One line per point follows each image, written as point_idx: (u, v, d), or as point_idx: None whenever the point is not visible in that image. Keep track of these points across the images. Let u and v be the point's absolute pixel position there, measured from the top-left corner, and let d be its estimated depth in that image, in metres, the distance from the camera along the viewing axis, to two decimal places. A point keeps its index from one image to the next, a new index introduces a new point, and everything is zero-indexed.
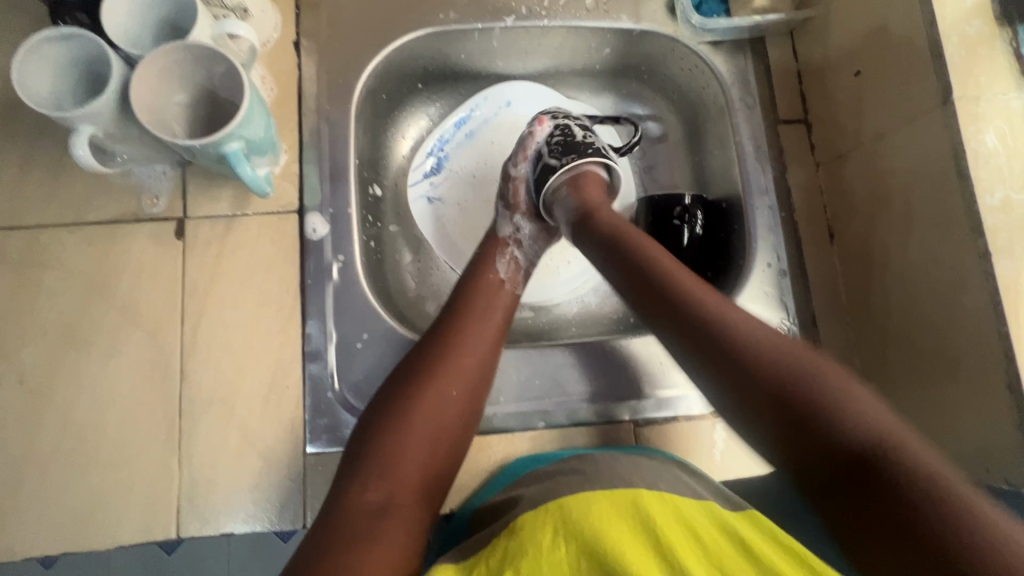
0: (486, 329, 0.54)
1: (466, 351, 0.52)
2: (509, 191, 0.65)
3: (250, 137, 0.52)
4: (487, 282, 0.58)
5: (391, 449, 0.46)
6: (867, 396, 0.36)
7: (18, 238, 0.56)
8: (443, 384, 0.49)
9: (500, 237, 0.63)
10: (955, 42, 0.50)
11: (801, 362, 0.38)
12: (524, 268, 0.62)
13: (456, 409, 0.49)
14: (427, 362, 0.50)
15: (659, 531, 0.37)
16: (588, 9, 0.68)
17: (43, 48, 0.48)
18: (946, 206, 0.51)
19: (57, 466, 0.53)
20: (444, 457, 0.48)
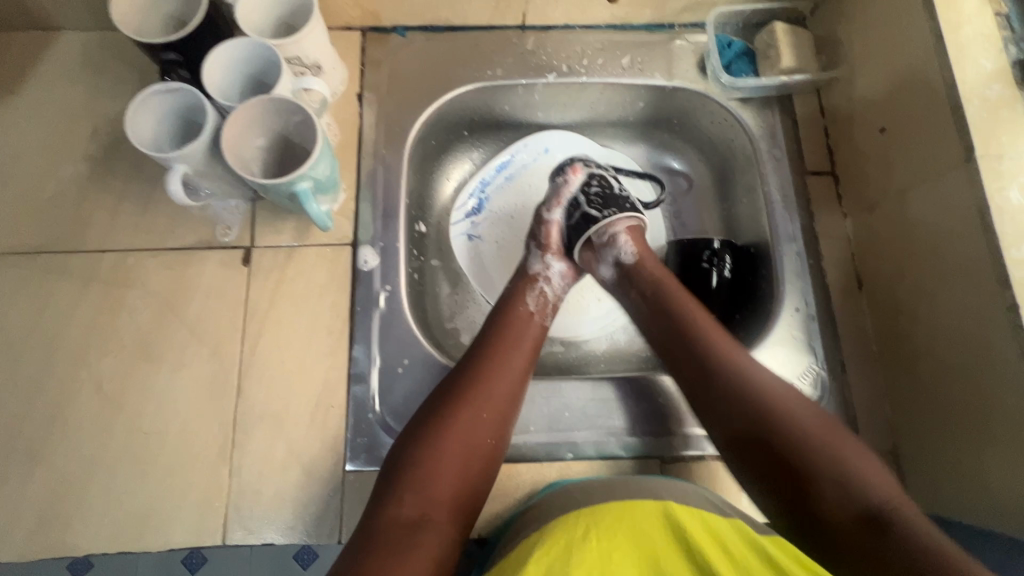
0: (518, 357, 0.58)
1: (500, 376, 0.55)
2: (541, 232, 0.68)
3: (318, 178, 0.58)
4: (518, 312, 0.62)
5: (427, 467, 0.49)
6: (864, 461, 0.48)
7: (108, 260, 0.63)
8: (477, 408, 0.53)
9: (532, 276, 0.66)
10: (975, 105, 0.53)
11: (816, 434, 0.49)
12: (552, 303, 0.65)
13: (488, 431, 0.53)
14: (463, 386, 0.54)
15: (690, 540, 0.43)
16: (625, 67, 0.74)
17: (152, 99, 0.57)
18: (973, 258, 0.53)
19: (122, 467, 0.58)
20: (476, 477, 0.51)
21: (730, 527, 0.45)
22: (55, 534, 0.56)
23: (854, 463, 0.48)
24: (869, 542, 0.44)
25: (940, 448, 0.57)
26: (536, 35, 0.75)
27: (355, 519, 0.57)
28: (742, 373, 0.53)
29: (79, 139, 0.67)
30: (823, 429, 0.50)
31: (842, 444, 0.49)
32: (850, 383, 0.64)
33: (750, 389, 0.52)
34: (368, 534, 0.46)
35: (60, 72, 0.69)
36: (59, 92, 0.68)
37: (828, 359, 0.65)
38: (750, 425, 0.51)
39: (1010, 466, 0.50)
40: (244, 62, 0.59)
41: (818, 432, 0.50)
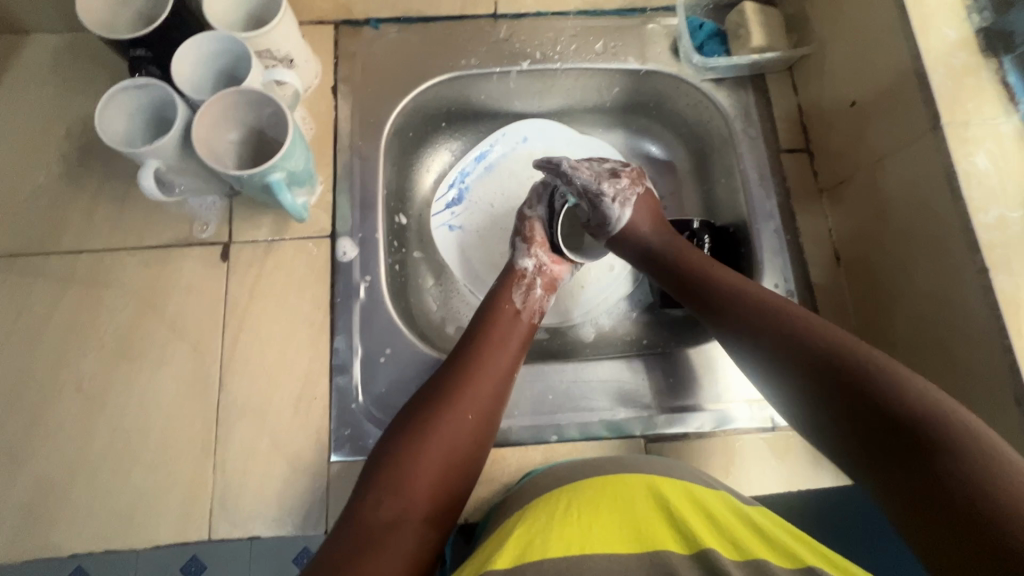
0: (502, 359, 0.58)
1: (483, 373, 0.56)
2: (524, 227, 0.69)
3: (293, 169, 0.58)
4: (504, 311, 0.62)
5: (406, 469, 0.49)
6: (914, 380, 0.43)
7: (86, 260, 0.63)
8: (460, 410, 0.53)
9: (521, 273, 0.66)
10: (941, 73, 0.54)
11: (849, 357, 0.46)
12: (540, 301, 0.66)
13: (471, 433, 0.53)
14: (447, 388, 0.54)
15: (673, 506, 0.43)
16: (598, 52, 0.74)
17: (121, 96, 0.56)
18: (944, 225, 0.53)
19: (106, 467, 0.57)
20: (456, 479, 0.51)
21: (714, 496, 0.45)
22: (40, 535, 0.56)
23: (919, 391, 0.42)
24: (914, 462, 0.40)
25: None
26: (508, 24, 0.75)
27: (342, 510, 0.57)
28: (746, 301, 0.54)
29: (52, 141, 0.67)
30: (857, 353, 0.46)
31: (876, 352, 0.46)
32: None
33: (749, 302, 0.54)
34: (346, 534, 0.46)
35: (32, 74, 0.69)
36: (31, 93, 0.68)
37: None
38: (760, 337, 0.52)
39: (986, 428, 0.51)
40: (213, 56, 0.59)
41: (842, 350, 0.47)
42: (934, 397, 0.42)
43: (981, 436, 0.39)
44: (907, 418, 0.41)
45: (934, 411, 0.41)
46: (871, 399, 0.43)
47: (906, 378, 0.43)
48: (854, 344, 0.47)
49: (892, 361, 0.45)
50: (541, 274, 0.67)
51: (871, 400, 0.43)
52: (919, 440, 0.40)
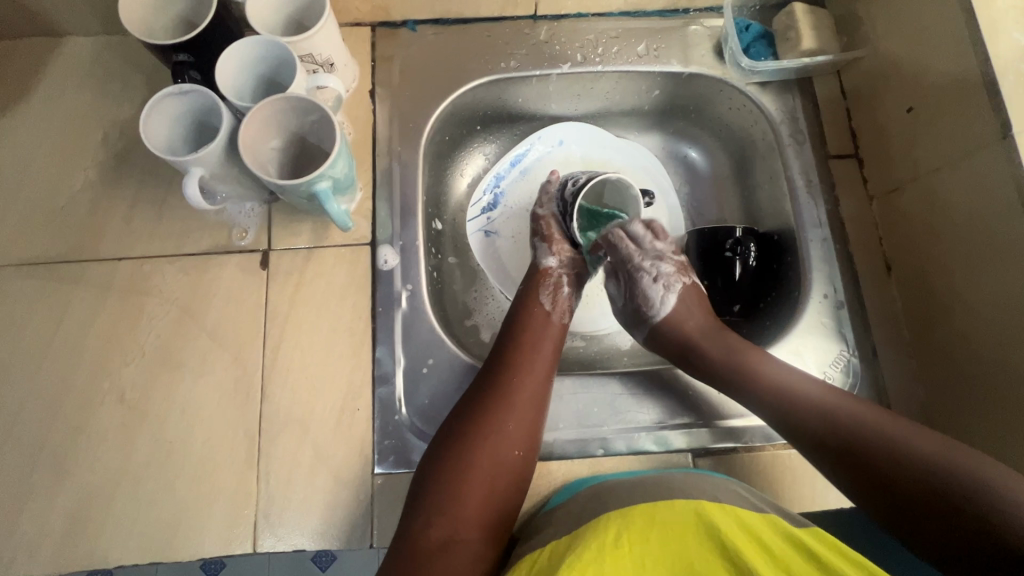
0: (538, 367, 0.57)
1: (521, 385, 0.55)
2: (542, 226, 0.69)
3: (337, 177, 0.57)
4: (538, 318, 0.61)
5: (453, 487, 0.49)
6: (1016, 491, 0.43)
7: (126, 267, 0.63)
8: (499, 424, 0.52)
9: (546, 271, 0.65)
10: (1011, 79, 0.52)
11: (941, 459, 0.46)
12: (571, 298, 0.64)
13: (513, 445, 0.52)
14: (485, 402, 0.53)
15: (726, 541, 0.42)
16: (640, 55, 0.73)
17: (164, 102, 0.55)
18: (1013, 238, 0.51)
19: (149, 478, 0.57)
20: (505, 492, 0.51)
21: (768, 526, 0.44)
22: (84, 547, 0.55)
23: (1005, 486, 0.43)
24: None
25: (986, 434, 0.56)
26: (548, 25, 0.73)
27: (386, 523, 0.56)
28: (805, 395, 0.53)
29: (89, 146, 0.66)
30: (943, 451, 0.46)
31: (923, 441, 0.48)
32: (882, 369, 0.63)
33: (806, 402, 0.52)
34: (400, 558, 0.45)
35: (68, 77, 0.68)
36: (68, 98, 0.67)
37: (859, 346, 0.63)
38: (824, 436, 0.51)
39: None
40: (257, 61, 0.57)
41: (932, 451, 0.47)
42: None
43: None
44: (1018, 540, 0.41)
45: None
46: (976, 512, 0.43)
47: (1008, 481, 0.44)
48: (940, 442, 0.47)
49: (984, 464, 0.45)
50: (565, 270, 0.66)
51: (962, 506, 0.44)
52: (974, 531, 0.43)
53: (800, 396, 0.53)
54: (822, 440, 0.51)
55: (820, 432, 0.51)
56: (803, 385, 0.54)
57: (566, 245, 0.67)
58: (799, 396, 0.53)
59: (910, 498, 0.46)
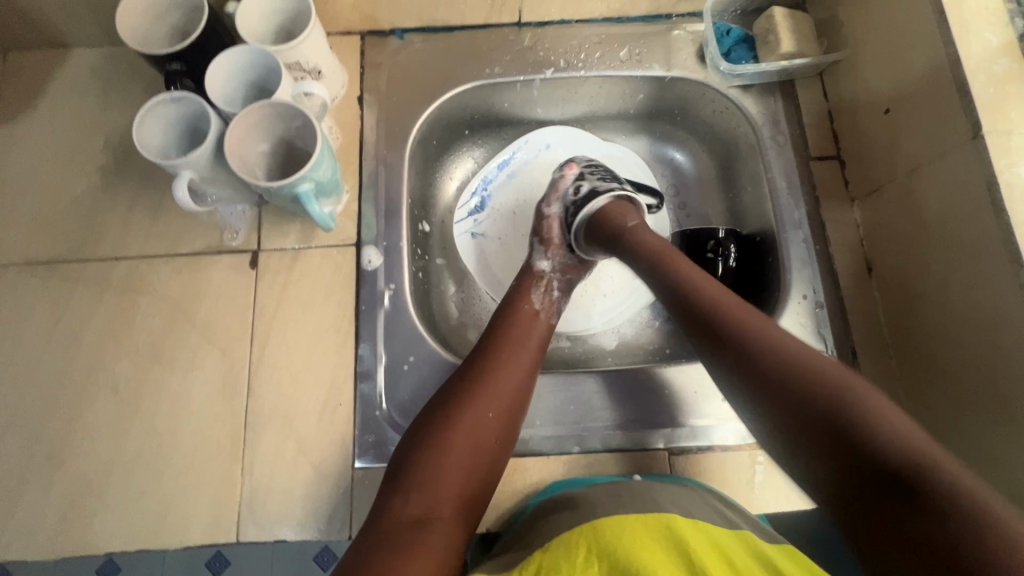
0: (524, 359, 0.58)
1: (504, 374, 0.56)
2: (543, 227, 0.69)
3: (320, 180, 0.59)
4: (526, 311, 0.62)
5: (430, 465, 0.50)
6: (884, 405, 0.41)
7: (123, 267, 0.65)
8: (480, 408, 0.53)
9: (539, 274, 0.67)
10: (981, 80, 0.52)
11: (807, 360, 0.45)
12: (558, 303, 0.66)
13: (492, 431, 0.53)
14: (468, 387, 0.54)
15: (691, 553, 0.42)
16: (623, 60, 0.74)
17: (158, 109, 0.58)
18: (984, 237, 0.51)
19: (140, 469, 0.59)
20: (481, 477, 0.52)
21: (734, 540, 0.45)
22: (77, 533, 0.57)
23: (868, 400, 0.41)
24: (887, 497, 0.38)
25: (962, 436, 0.55)
26: (532, 32, 0.75)
27: (365, 516, 0.58)
28: (699, 289, 0.54)
29: (92, 151, 0.69)
30: (813, 359, 0.45)
31: (873, 392, 0.41)
32: (861, 369, 0.63)
33: (703, 301, 0.52)
34: (374, 530, 0.46)
35: (73, 86, 0.71)
36: (71, 107, 0.71)
37: (839, 346, 0.64)
38: (698, 324, 0.52)
39: None
40: (246, 70, 0.60)
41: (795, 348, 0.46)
42: (890, 418, 0.40)
43: (958, 470, 0.36)
44: (879, 441, 0.39)
45: (888, 434, 0.39)
46: (828, 405, 0.42)
47: (868, 395, 0.41)
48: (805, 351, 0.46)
49: (846, 374, 0.43)
50: (558, 275, 0.67)
51: (818, 399, 0.42)
52: (894, 473, 0.37)
53: (698, 288, 0.53)
54: (699, 330, 0.51)
55: (726, 344, 0.49)
56: (700, 285, 0.54)
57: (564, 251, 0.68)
58: (674, 287, 0.55)
59: (776, 390, 0.45)
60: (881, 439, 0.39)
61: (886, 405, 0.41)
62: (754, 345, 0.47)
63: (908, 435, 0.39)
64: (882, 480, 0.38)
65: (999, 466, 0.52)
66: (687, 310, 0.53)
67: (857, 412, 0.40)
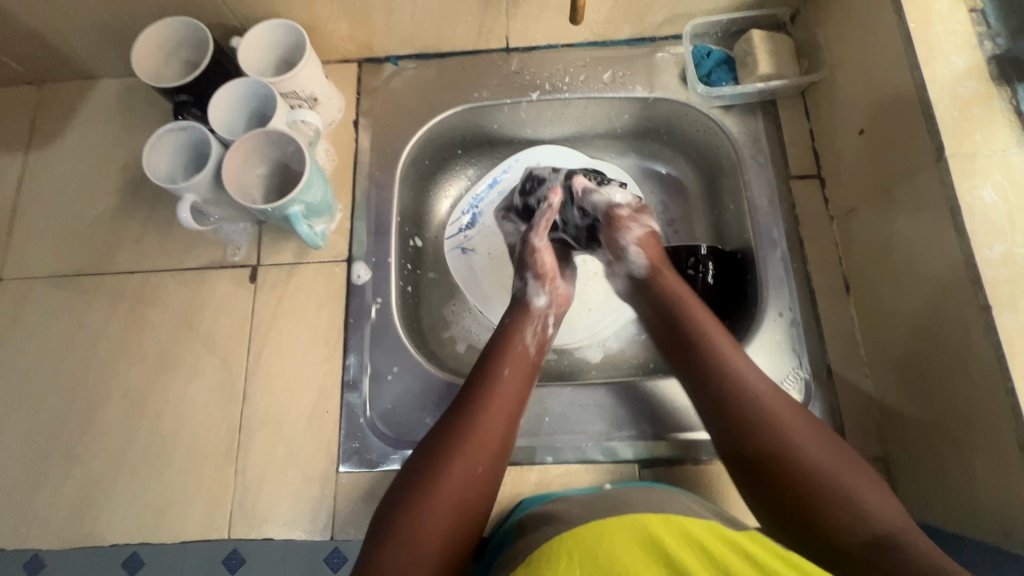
0: (513, 404, 0.55)
1: (493, 423, 0.53)
2: (536, 261, 0.67)
3: (309, 202, 0.63)
4: (517, 353, 0.59)
5: (415, 526, 0.47)
6: (872, 491, 0.48)
7: (135, 280, 0.71)
8: (469, 463, 0.51)
9: (533, 309, 0.65)
10: (946, 102, 0.52)
11: (800, 425, 0.52)
12: (550, 337, 0.64)
13: (481, 485, 0.51)
14: (455, 439, 0.52)
15: (666, 549, 0.43)
16: (606, 83, 0.76)
17: (166, 137, 0.64)
18: (948, 259, 0.51)
19: (144, 467, 0.64)
20: (468, 532, 0.49)
21: (704, 528, 0.46)
22: (87, 524, 0.63)
23: (862, 490, 0.48)
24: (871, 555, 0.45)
25: (932, 456, 0.55)
26: (519, 57, 0.78)
27: (347, 517, 0.61)
28: (709, 342, 0.57)
29: (112, 173, 0.76)
30: (808, 427, 0.52)
31: (866, 481, 0.49)
32: (836, 387, 0.63)
33: (717, 361, 0.56)
34: None
35: (97, 114, 0.78)
36: (96, 133, 0.77)
37: (813, 364, 0.64)
38: (703, 371, 0.56)
39: (991, 469, 0.48)
40: (247, 100, 0.65)
41: (790, 419, 0.52)
42: (871, 496, 0.48)
43: (923, 542, 0.45)
44: (868, 518, 0.47)
45: (874, 514, 0.47)
46: (826, 497, 0.48)
47: (852, 469, 0.49)
48: (797, 413, 0.53)
49: (832, 440, 0.52)
50: (552, 310, 0.66)
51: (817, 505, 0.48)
52: (875, 545, 0.46)
53: (708, 343, 0.57)
54: (707, 380, 0.56)
55: (730, 401, 0.54)
56: (710, 334, 0.58)
57: (557, 281, 0.67)
58: (690, 336, 0.59)
59: (770, 448, 0.51)
60: (870, 520, 0.47)
61: (861, 470, 0.50)
62: (748, 402, 0.53)
63: (886, 512, 0.47)
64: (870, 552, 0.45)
65: (966, 487, 0.52)
66: (699, 355, 0.57)
67: (853, 500, 0.47)
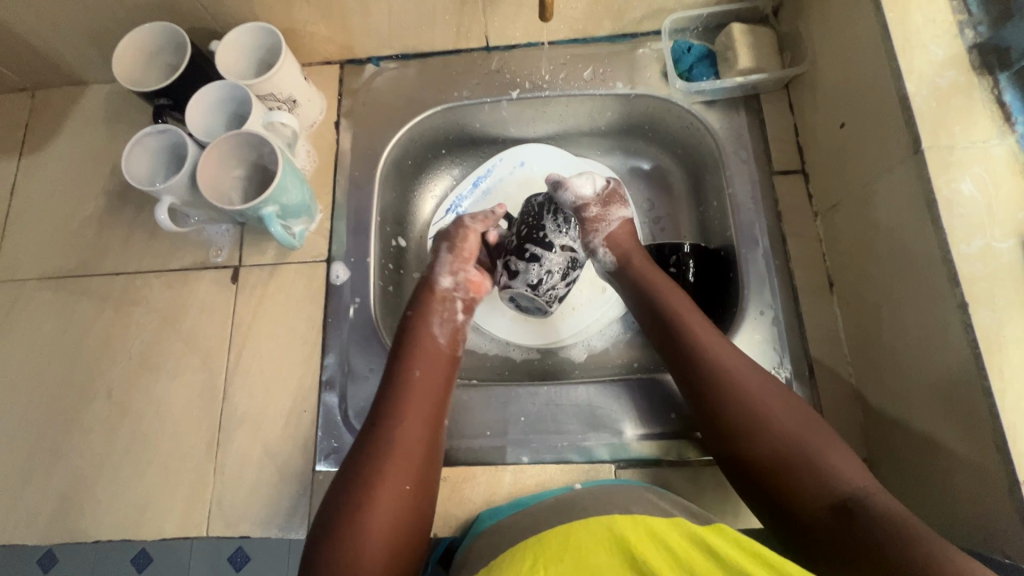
0: (427, 398, 0.55)
1: (409, 416, 0.53)
2: (459, 236, 0.68)
3: (284, 203, 0.63)
4: (426, 349, 0.59)
5: (346, 537, 0.46)
6: (837, 455, 0.48)
7: (121, 281, 0.72)
8: (390, 463, 0.50)
9: (441, 292, 0.64)
10: (924, 94, 0.51)
11: (760, 393, 0.52)
12: (461, 329, 0.63)
13: (407, 481, 0.50)
14: (374, 443, 0.51)
15: (629, 548, 0.41)
16: (587, 80, 0.76)
17: (145, 140, 0.65)
18: (926, 254, 0.50)
19: (127, 465, 0.65)
20: (405, 530, 0.49)
21: (672, 528, 0.44)
22: (71, 522, 0.64)
23: (825, 454, 0.48)
24: (842, 520, 0.45)
25: (913, 457, 0.54)
26: (500, 56, 0.78)
27: None
28: (675, 317, 0.58)
29: (100, 177, 0.77)
30: (770, 393, 0.52)
31: (830, 445, 0.48)
32: (817, 386, 0.62)
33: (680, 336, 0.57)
34: None
35: (86, 120, 0.79)
36: (84, 138, 0.79)
37: (795, 363, 0.63)
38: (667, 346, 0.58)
39: (971, 470, 0.47)
40: (224, 102, 0.66)
41: (751, 386, 0.52)
42: (836, 461, 0.47)
43: (895, 506, 0.44)
44: (833, 483, 0.46)
45: (837, 477, 0.46)
46: (794, 462, 0.48)
47: (817, 435, 0.49)
48: (760, 380, 0.53)
49: (791, 402, 0.52)
50: (460, 294, 0.65)
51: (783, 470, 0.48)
52: (842, 507, 0.45)
53: (675, 318, 0.58)
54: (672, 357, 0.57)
55: (694, 373, 0.55)
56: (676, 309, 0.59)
57: (467, 266, 0.67)
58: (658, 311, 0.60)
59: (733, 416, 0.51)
60: (837, 483, 0.46)
61: (827, 438, 0.49)
62: (709, 372, 0.54)
63: (852, 476, 0.47)
64: (838, 516, 0.45)
65: (946, 490, 0.50)
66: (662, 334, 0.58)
67: (817, 465, 0.47)
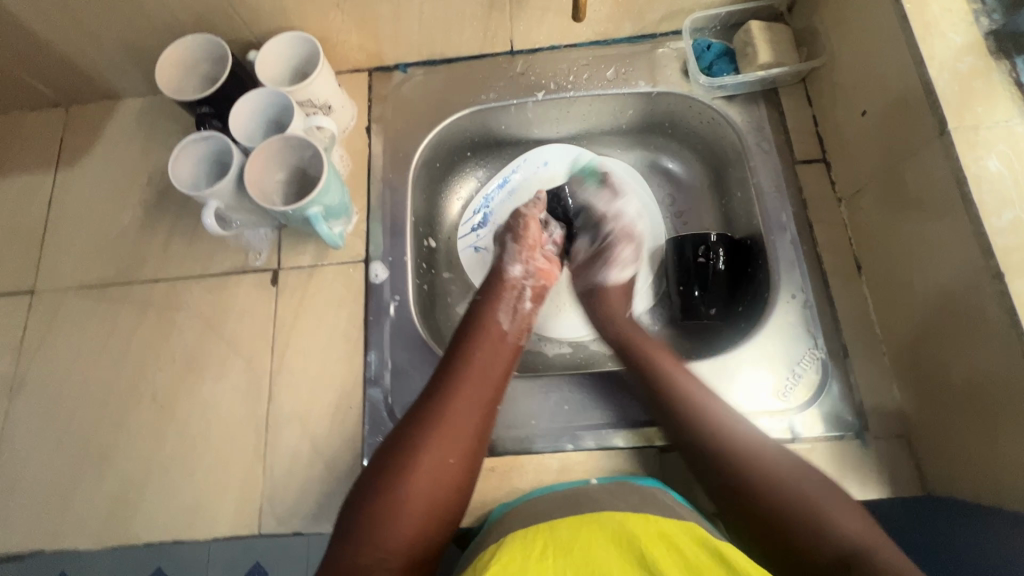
0: (487, 385, 0.57)
1: (465, 401, 0.54)
2: (522, 226, 0.72)
3: (327, 204, 0.65)
4: (491, 335, 0.61)
5: (385, 509, 0.48)
6: (844, 513, 0.49)
7: (162, 287, 0.73)
8: (443, 442, 0.52)
9: (511, 282, 0.68)
10: (946, 78, 0.53)
11: None
12: (528, 321, 0.66)
13: (453, 464, 0.52)
14: (431, 420, 0.53)
15: (642, 550, 0.41)
16: (610, 79, 0.78)
17: (188, 147, 0.66)
18: (958, 230, 0.52)
19: (175, 467, 0.66)
20: (441, 511, 0.50)
21: (681, 530, 0.44)
22: (121, 525, 0.64)
23: (833, 516, 0.49)
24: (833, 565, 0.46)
25: (954, 427, 0.55)
26: (524, 59, 0.80)
27: None
28: None
29: (138, 187, 0.79)
30: None
31: (844, 509, 0.49)
32: (852, 365, 0.64)
33: None
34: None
35: (121, 132, 0.81)
36: (120, 150, 0.81)
37: (829, 344, 0.65)
38: None
39: (1013, 436, 0.48)
40: (264, 108, 0.68)
41: None
42: (842, 519, 0.48)
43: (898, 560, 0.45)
44: (834, 532, 0.48)
45: (841, 533, 0.47)
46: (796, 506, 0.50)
47: (831, 500, 0.50)
48: None
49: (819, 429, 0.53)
50: (529, 282, 0.69)
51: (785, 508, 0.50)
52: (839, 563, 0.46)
53: None
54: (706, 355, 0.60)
55: None
56: None
57: (535, 254, 0.71)
58: None
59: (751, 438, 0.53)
60: (838, 538, 0.47)
61: (843, 503, 0.50)
62: None
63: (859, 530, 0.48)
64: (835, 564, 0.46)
65: (989, 458, 0.51)
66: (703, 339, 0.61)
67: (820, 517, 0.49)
